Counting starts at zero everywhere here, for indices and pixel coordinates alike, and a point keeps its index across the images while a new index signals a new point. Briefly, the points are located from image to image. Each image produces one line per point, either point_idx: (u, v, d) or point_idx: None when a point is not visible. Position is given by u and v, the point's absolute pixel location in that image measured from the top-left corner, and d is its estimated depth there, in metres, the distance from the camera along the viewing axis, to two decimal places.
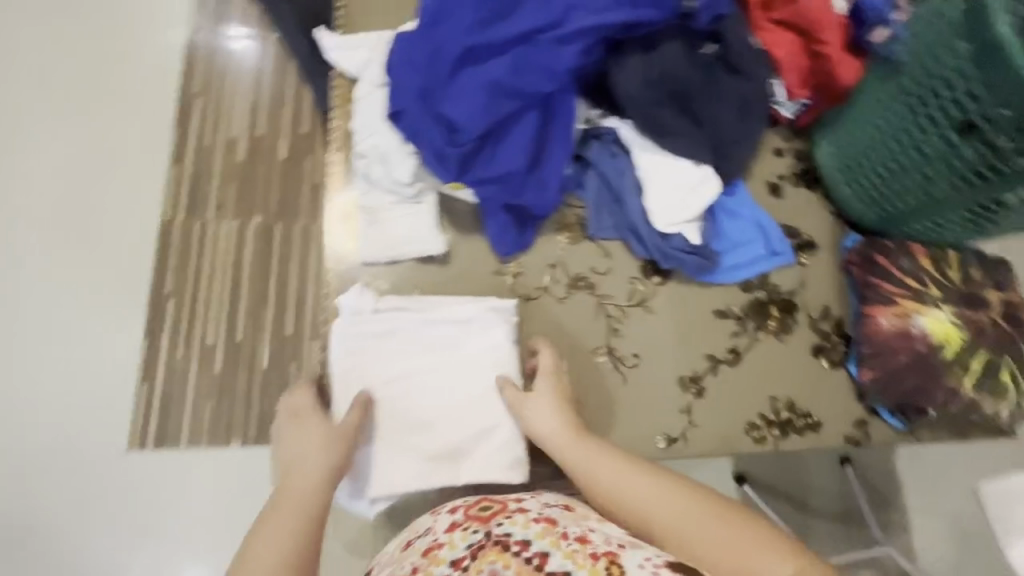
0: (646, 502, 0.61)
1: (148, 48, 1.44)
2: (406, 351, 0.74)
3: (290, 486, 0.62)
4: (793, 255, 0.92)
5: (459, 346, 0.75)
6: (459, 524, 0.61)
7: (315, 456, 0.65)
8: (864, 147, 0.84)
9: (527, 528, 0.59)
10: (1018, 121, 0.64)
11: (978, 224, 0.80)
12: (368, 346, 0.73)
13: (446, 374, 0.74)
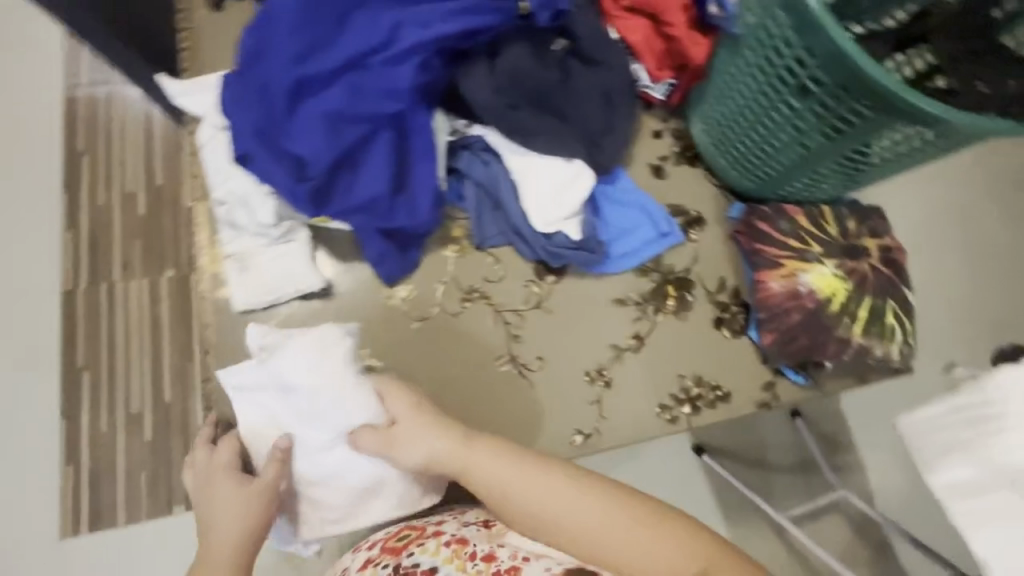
0: (554, 515, 0.59)
1: (18, 103, 1.32)
2: (288, 394, 0.72)
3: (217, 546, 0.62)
4: (682, 232, 0.93)
5: (330, 395, 0.70)
6: (372, 560, 0.66)
7: (241, 516, 0.64)
8: (727, 117, 0.87)
9: (435, 554, 0.64)
10: (839, 81, 0.67)
11: (839, 177, 0.83)
12: (260, 402, 0.73)
13: (327, 409, 0.71)
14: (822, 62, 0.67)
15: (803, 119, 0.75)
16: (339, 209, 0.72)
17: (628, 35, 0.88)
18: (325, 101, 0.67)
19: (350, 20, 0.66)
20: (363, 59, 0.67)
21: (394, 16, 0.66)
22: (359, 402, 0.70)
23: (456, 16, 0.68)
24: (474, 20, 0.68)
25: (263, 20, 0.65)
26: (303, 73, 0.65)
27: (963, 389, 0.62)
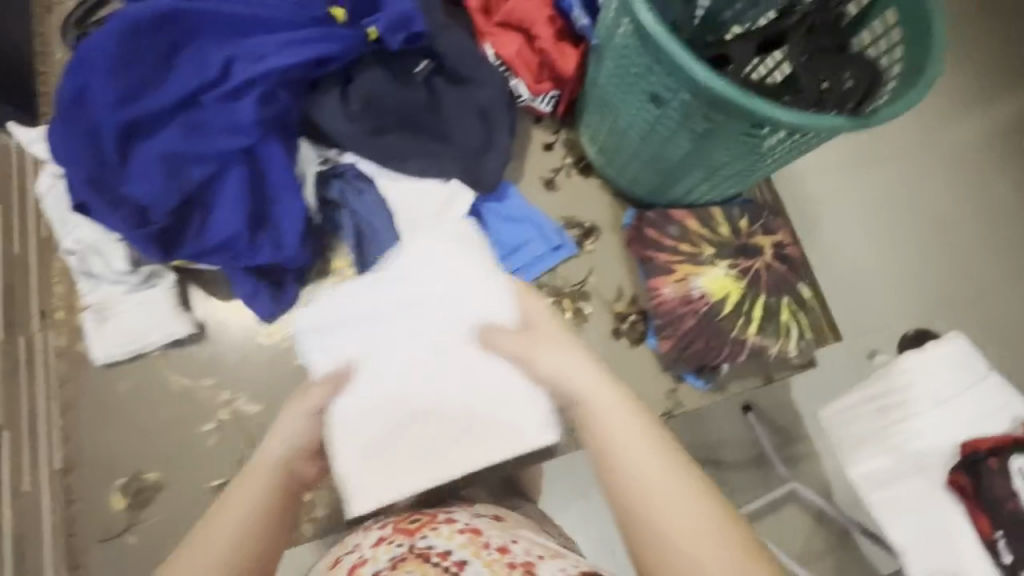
0: (651, 492, 0.45)
1: None
2: (369, 320, 0.61)
3: (207, 540, 0.45)
4: (576, 244, 0.92)
5: (474, 273, 0.62)
6: (384, 538, 0.48)
7: (247, 506, 0.46)
8: (604, 127, 0.86)
9: (451, 539, 0.47)
10: (687, 85, 0.66)
11: (720, 179, 0.83)
12: (346, 333, 0.61)
13: (430, 318, 0.61)
14: (666, 70, 0.67)
15: (665, 126, 0.75)
16: (195, 251, 0.69)
17: (501, 51, 0.87)
18: (159, 143, 0.64)
19: (176, 58, 0.63)
20: (195, 98, 0.64)
21: (224, 51, 0.64)
22: (494, 292, 0.61)
23: (293, 47, 0.66)
24: (313, 48, 0.66)
25: (81, 63, 0.62)
26: (130, 115, 0.62)
27: (873, 377, 0.61)
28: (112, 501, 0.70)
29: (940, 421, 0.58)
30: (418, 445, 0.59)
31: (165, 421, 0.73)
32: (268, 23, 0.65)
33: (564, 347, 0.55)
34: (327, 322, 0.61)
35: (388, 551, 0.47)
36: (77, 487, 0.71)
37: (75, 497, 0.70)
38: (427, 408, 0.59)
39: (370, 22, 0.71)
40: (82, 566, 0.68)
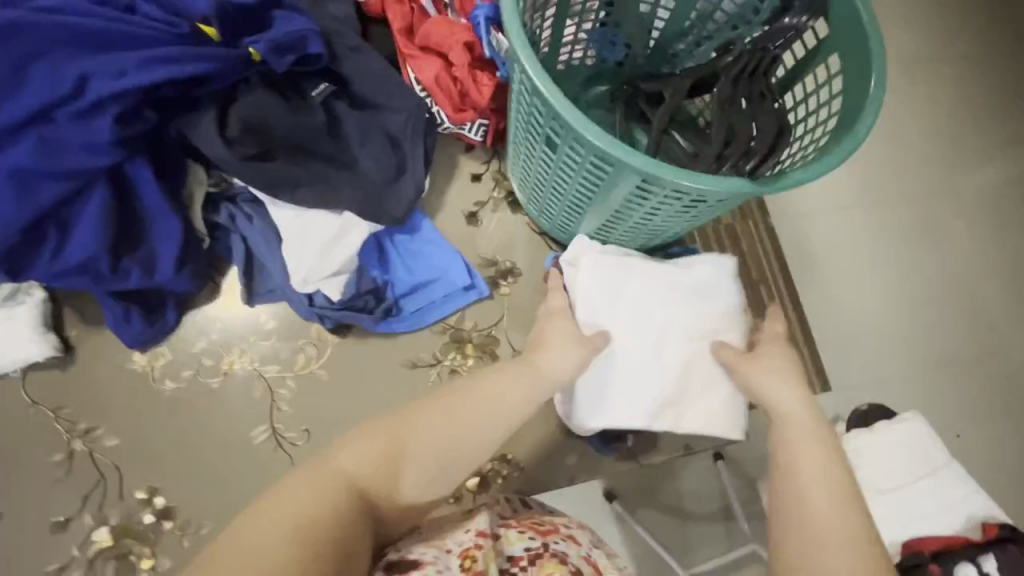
0: (807, 487, 0.49)
1: None
2: (650, 298, 0.74)
3: (496, 390, 0.55)
4: (488, 286, 0.86)
5: (720, 306, 0.74)
6: (512, 524, 0.53)
7: (529, 389, 0.57)
8: (520, 163, 0.79)
9: (581, 557, 0.52)
10: (571, 133, 0.59)
11: (638, 230, 0.75)
12: (628, 294, 0.74)
13: (700, 317, 0.73)
14: (551, 114, 0.60)
15: (566, 172, 0.68)
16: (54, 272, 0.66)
17: (421, 76, 0.81)
18: (6, 160, 0.60)
19: (29, 72, 0.60)
20: (48, 115, 0.61)
21: (79, 67, 0.60)
22: (730, 313, 0.74)
23: (156, 66, 0.62)
24: (179, 68, 0.62)
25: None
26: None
27: (873, 429, 0.72)
28: None
29: (893, 509, 0.68)
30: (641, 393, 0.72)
31: (17, 446, 0.70)
32: (131, 40, 0.62)
33: (780, 363, 0.61)
34: (609, 270, 0.75)
35: (521, 537, 0.52)
36: None
37: None
38: (643, 371, 0.72)
39: (251, 42, 0.66)
40: None
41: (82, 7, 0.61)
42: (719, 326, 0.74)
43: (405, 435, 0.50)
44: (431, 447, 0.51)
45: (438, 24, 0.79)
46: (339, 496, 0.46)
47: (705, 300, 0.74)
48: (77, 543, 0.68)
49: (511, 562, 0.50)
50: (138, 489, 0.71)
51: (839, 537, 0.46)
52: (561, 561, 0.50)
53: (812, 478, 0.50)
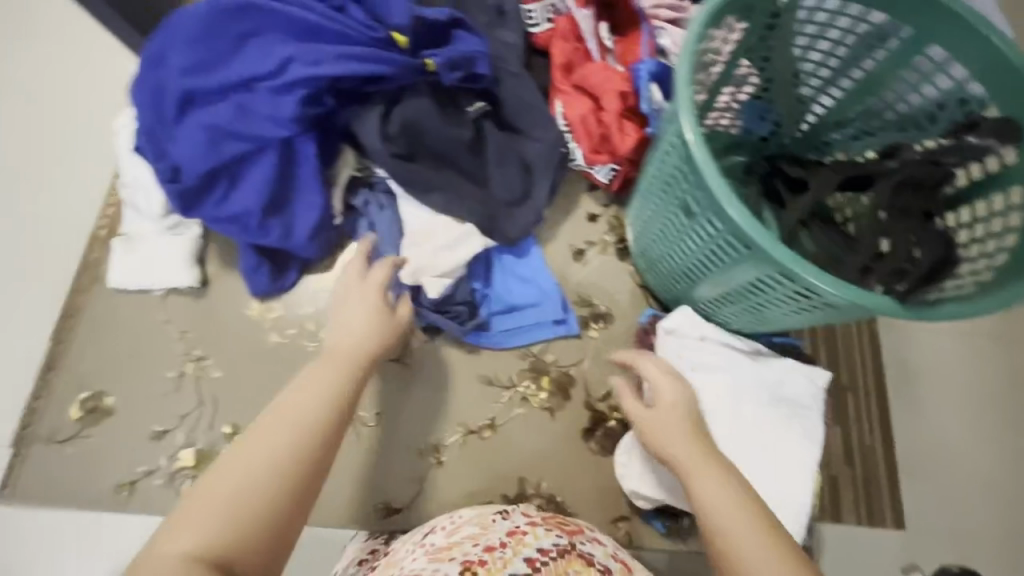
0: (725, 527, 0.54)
1: None
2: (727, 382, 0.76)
3: (292, 404, 0.54)
4: (579, 325, 0.86)
5: (793, 411, 0.75)
6: (538, 523, 0.61)
7: (328, 380, 0.57)
8: (644, 218, 0.80)
9: (606, 558, 0.59)
10: (714, 210, 0.59)
11: (752, 314, 0.72)
12: (702, 366, 0.76)
13: (773, 419, 0.75)
14: (697, 185, 0.60)
15: (693, 239, 0.67)
16: (213, 216, 0.74)
17: (568, 112, 0.84)
18: (209, 115, 0.70)
19: (245, 46, 0.69)
20: (250, 85, 0.69)
21: (286, 50, 0.68)
22: (809, 425, 0.74)
23: (346, 60, 0.69)
24: (366, 67, 0.69)
25: (168, 32, 0.69)
26: (192, 86, 0.68)
27: None
28: (69, 411, 0.75)
29: None
30: None
31: (140, 354, 0.79)
32: (333, 35, 0.69)
33: (674, 416, 0.67)
34: (690, 340, 0.78)
35: (548, 535, 0.59)
36: (45, 386, 0.76)
37: (41, 394, 0.76)
38: None
39: (429, 54, 0.72)
40: (23, 456, 0.73)
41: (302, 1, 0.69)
42: (789, 436, 0.74)
43: (207, 494, 0.48)
44: (267, 456, 0.50)
45: (600, 69, 0.82)
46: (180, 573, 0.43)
47: (790, 408, 0.75)
48: (165, 456, 0.75)
49: (538, 552, 0.57)
50: (226, 423, 0.78)
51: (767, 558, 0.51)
52: (586, 560, 0.58)
53: (689, 472, 0.60)
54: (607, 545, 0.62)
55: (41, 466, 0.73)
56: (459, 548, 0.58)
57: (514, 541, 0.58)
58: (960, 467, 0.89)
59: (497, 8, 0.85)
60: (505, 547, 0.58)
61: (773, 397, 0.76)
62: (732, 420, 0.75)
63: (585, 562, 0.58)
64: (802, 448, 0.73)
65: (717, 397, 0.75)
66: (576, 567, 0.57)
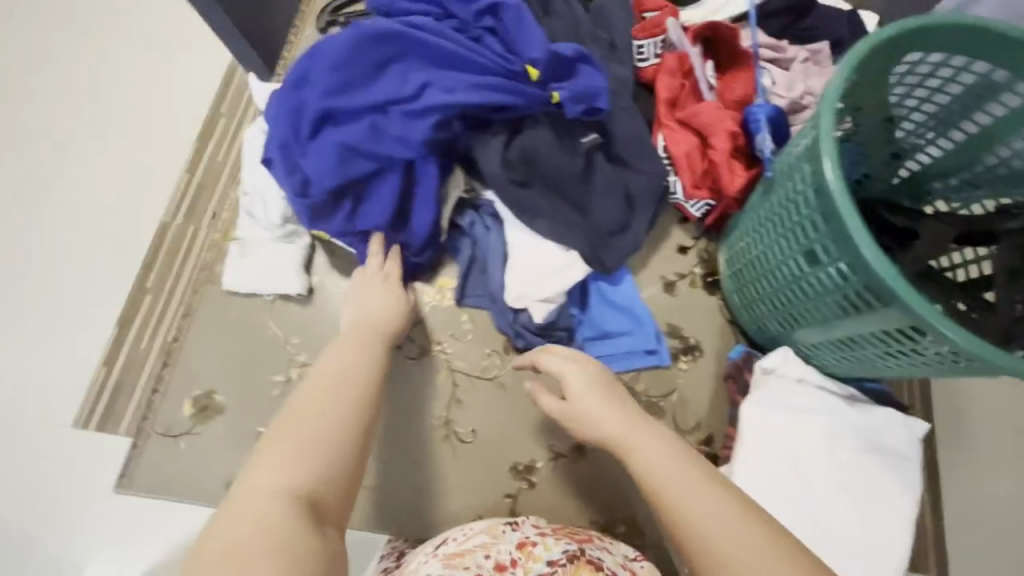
0: (664, 483, 0.54)
1: None
2: (827, 425, 0.76)
3: (333, 364, 0.60)
4: (670, 355, 0.88)
5: (892, 458, 0.75)
6: (547, 534, 0.63)
7: (358, 350, 0.64)
8: (749, 256, 0.81)
9: (617, 565, 0.61)
10: (848, 258, 0.60)
11: (862, 361, 0.73)
12: (802, 407, 0.77)
13: (872, 465, 0.75)
14: (830, 231, 0.61)
15: (812, 283, 0.68)
16: (334, 228, 0.78)
17: (672, 147, 0.86)
18: (342, 133, 0.73)
19: (385, 71, 0.72)
20: (385, 107, 0.72)
21: (424, 77, 0.71)
22: (908, 474, 0.75)
23: (480, 89, 0.71)
24: (498, 96, 0.72)
25: (314, 55, 0.73)
26: (331, 104, 0.71)
27: None
28: (183, 408, 0.79)
29: None
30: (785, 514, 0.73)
31: (250, 356, 0.82)
32: (469, 65, 0.72)
33: (599, 405, 0.64)
34: (790, 381, 0.78)
35: (559, 544, 0.61)
36: (163, 380, 0.80)
37: (160, 387, 0.80)
38: (796, 489, 0.74)
39: (556, 87, 0.74)
40: (139, 447, 0.77)
41: (440, 32, 0.73)
42: (889, 483, 0.74)
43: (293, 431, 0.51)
44: (319, 401, 0.54)
45: (712, 107, 0.83)
46: (283, 505, 0.44)
47: (890, 457, 0.75)
48: None
49: (548, 564, 0.58)
50: None
51: (713, 512, 0.50)
52: (596, 566, 0.59)
53: (625, 435, 0.61)
54: (615, 555, 0.63)
55: (155, 459, 0.76)
56: (472, 557, 0.59)
57: (524, 556, 0.59)
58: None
59: (609, 43, 0.88)
60: (516, 561, 0.59)
61: (872, 443, 0.76)
62: (830, 464, 0.75)
63: (594, 567, 0.59)
64: (903, 497, 0.73)
65: (815, 440, 0.76)
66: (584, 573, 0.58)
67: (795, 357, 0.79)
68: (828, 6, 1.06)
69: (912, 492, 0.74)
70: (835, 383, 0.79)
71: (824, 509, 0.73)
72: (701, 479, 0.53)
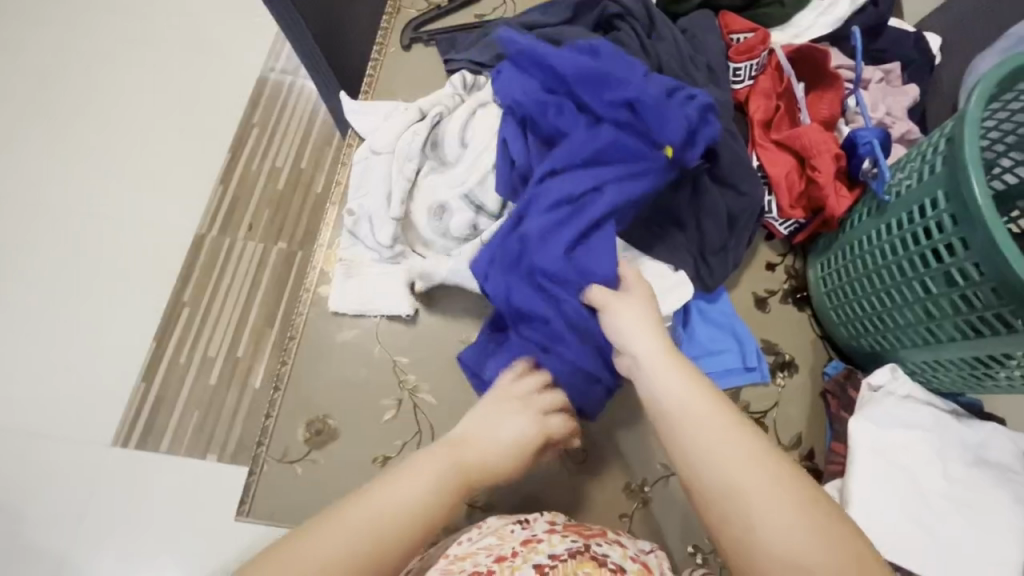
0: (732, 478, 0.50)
1: (215, 118, 1.80)
2: (936, 441, 0.78)
3: (409, 481, 0.55)
4: (768, 371, 0.89)
5: (1000, 473, 0.77)
6: (557, 530, 0.63)
7: (446, 475, 0.57)
8: (851, 276, 0.83)
9: (624, 560, 0.59)
10: (994, 283, 0.62)
11: (973, 379, 0.75)
12: (911, 424, 0.79)
13: (981, 480, 0.77)
14: (973, 257, 0.63)
15: (936, 307, 0.70)
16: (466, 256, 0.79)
17: (769, 167, 0.88)
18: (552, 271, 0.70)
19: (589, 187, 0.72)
20: (574, 208, 0.71)
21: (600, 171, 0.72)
22: (1018, 487, 0.77)
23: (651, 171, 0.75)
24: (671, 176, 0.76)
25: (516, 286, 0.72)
26: (545, 248, 0.70)
27: None
28: (299, 432, 0.78)
29: None
30: (902, 532, 0.74)
31: (364, 381, 0.81)
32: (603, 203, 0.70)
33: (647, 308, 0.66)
34: (897, 399, 0.80)
35: (564, 540, 0.60)
36: (272, 404, 0.79)
37: (271, 413, 0.79)
38: (909, 507, 0.75)
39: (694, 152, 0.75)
40: (256, 474, 0.75)
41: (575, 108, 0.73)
42: (1000, 497, 0.76)
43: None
44: (371, 530, 0.50)
45: (813, 129, 0.84)
46: None
47: (996, 471, 0.78)
48: None
49: (550, 557, 0.57)
50: None
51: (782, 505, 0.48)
52: (600, 561, 0.57)
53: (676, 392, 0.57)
54: (627, 549, 0.61)
55: (272, 486, 0.75)
56: (473, 557, 0.59)
57: (527, 549, 0.59)
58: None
59: (707, 65, 0.89)
60: (516, 555, 0.58)
61: (979, 457, 0.78)
62: (939, 479, 0.77)
63: (597, 563, 0.57)
64: (1016, 511, 0.75)
65: (925, 455, 0.78)
66: (588, 566, 0.56)
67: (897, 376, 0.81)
68: (897, 28, 1.08)
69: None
70: (937, 399, 0.82)
71: (939, 524, 0.75)
72: (790, 501, 0.48)
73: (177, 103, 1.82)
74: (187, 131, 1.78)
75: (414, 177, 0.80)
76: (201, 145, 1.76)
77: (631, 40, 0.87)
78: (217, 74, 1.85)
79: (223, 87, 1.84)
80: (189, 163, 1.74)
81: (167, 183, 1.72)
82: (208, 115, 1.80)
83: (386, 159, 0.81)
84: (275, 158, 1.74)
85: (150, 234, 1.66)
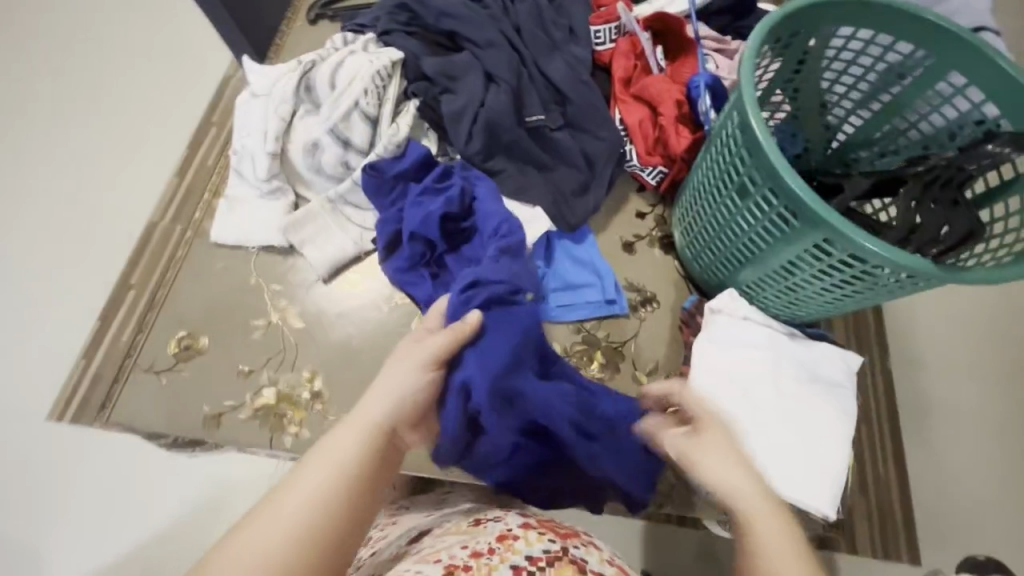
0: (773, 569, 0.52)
1: (115, 63, 1.57)
2: (771, 359, 0.82)
3: (320, 458, 0.54)
4: (628, 304, 0.94)
5: (831, 389, 0.82)
6: (534, 527, 0.62)
7: (350, 442, 0.56)
8: (692, 208, 0.90)
9: (602, 563, 0.59)
10: (771, 183, 0.69)
11: (792, 293, 0.81)
12: (747, 341, 0.84)
13: (812, 395, 0.81)
14: (755, 164, 0.70)
15: (745, 217, 0.77)
16: (343, 194, 0.88)
17: (627, 118, 0.96)
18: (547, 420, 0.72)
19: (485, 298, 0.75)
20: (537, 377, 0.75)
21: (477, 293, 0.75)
22: (845, 402, 0.81)
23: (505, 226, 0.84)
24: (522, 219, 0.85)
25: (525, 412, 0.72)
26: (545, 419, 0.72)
27: None
28: (168, 346, 0.84)
29: None
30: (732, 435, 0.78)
31: (232, 302, 0.86)
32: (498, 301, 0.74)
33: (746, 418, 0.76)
34: (735, 320, 0.85)
35: (541, 539, 0.60)
36: (148, 322, 0.86)
37: (143, 330, 0.86)
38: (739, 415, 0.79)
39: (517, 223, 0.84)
40: (126, 379, 0.82)
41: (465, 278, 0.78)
42: (826, 410, 0.80)
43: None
44: (284, 534, 0.49)
45: (659, 82, 0.94)
46: None
47: (826, 385, 0.82)
48: (250, 392, 0.81)
49: (528, 559, 0.57)
50: (306, 367, 0.83)
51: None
52: (580, 565, 0.58)
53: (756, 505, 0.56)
54: (602, 551, 0.62)
55: (139, 393, 0.81)
56: (448, 550, 0.60)
57: (503, 547, 0.59)
58: (956, 469, 1.04)
59: (569, 28, 0.99)
60: (494, 553, 0.59)
61: (812, 374, 0.83)
62: (773, 392, 0.81)
63: (577, 566, 0.57)
64: (840, 424, 0.80)
65: (760, 369, 0.82)
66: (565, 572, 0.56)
67: (730, 298, 0.86)
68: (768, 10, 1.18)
69: (849, 418, 0.80)
70: (779, 323, 0.87)
71: (767, 432, 0.79)
72: None
73: (74, 46, 1.60)
74: (81, 76, 1.56)
75: (290, 118, 0.88)
76: (96, 91, 1.54)
77: (496, 4, 0.96)
78: (123, 17, 1.64)
79: (117, 35, 1.61)
80: (81, 111, 1.52)
81: (50, 130, 1.49)
82: (108, 60, 1.58)
83: (265, 102, 0.89)
84: (183, 100, 1.51)
85: (47, 202, 1.41)
